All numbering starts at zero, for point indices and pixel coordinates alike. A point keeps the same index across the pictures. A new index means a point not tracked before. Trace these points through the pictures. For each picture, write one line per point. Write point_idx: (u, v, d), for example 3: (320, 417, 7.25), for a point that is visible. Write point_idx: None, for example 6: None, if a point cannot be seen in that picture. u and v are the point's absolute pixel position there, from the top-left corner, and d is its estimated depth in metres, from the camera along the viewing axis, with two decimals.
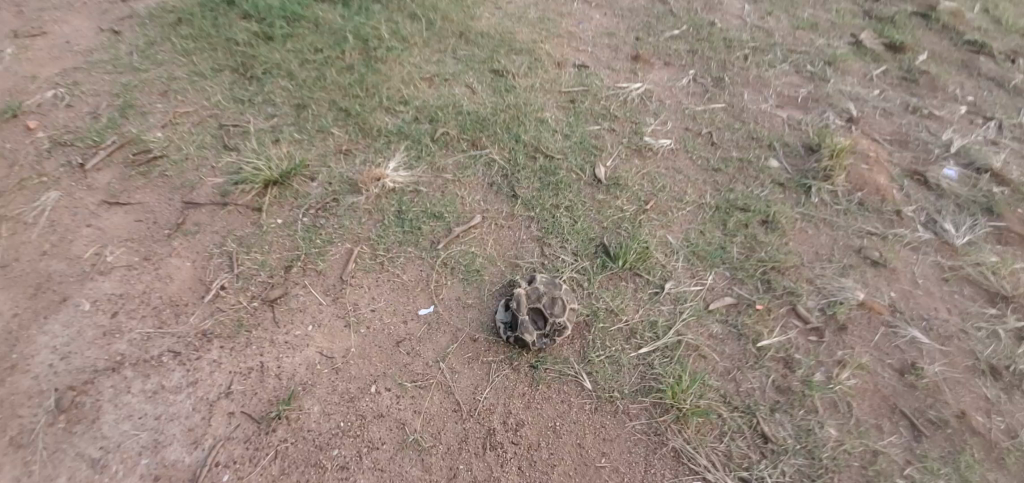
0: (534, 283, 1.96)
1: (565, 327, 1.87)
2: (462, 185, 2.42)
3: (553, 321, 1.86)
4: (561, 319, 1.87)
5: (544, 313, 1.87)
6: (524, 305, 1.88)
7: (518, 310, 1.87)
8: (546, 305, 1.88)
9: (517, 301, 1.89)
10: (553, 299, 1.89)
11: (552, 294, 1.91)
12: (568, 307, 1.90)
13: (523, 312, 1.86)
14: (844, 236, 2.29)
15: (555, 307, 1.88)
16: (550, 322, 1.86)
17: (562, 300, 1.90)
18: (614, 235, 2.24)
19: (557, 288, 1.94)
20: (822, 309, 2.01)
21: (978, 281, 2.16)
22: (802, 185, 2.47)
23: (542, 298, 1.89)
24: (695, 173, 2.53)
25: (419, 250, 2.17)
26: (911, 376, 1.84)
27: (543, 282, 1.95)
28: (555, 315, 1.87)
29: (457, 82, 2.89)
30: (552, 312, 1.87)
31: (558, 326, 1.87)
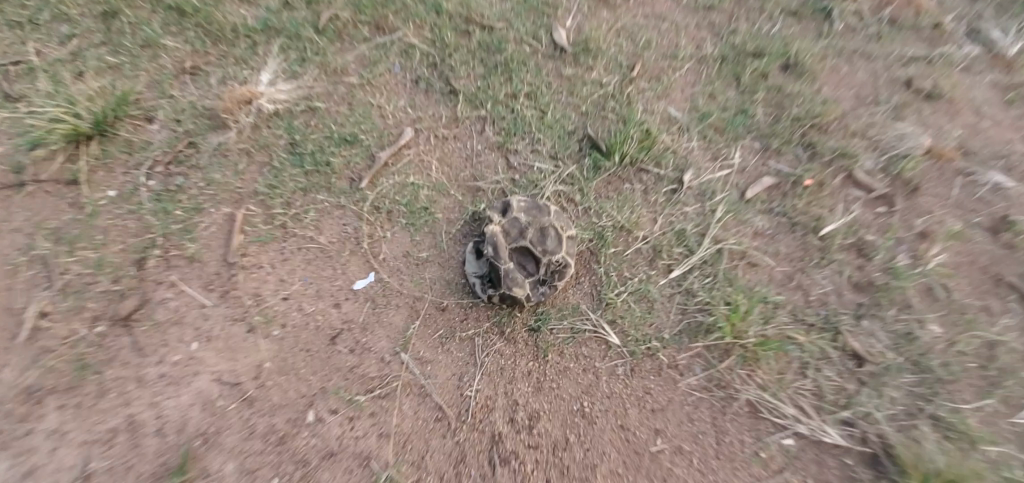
0: (509, 210, 1.36)
1: (567, 264, 1.31)
2: (376, 89, 1.69)
3: (551, 261, 1.29)
4: (560, 256, 1.30)
5: (535, 251, 1.30)
6: (504, 247, 1.29)
7: (496, 255, 1.28)
8: (536, 240, 1.31)
9: (492, 243, 1.30)
10: (544, 229, 1.32)
11: (541, 222, 1.33)
12: (565, 236, 1.33)
13: (504, 258, 1.28)
14: (886, 67, 1.75)
15: (549, 240, 1.31)
16: (545, 263, 1.29)
17: (555, 228, 1.32)
18: (600, 121, 1.63)
19: (544, 211, 1.35)
20: (884, 170, 1.53)
21: None
22: (820, 9, 1.87)
23: (527, 232, 1.31)
24: (683, 17, 1.87)
25: (334, 195, 1.49)
26: (1008, 233, 1.44)
27: (522, 208, 1.35)
28: (551, 251, 1.30)
29: None
30: (546, 248, 1.30)
31: (558, 266, 1.30)
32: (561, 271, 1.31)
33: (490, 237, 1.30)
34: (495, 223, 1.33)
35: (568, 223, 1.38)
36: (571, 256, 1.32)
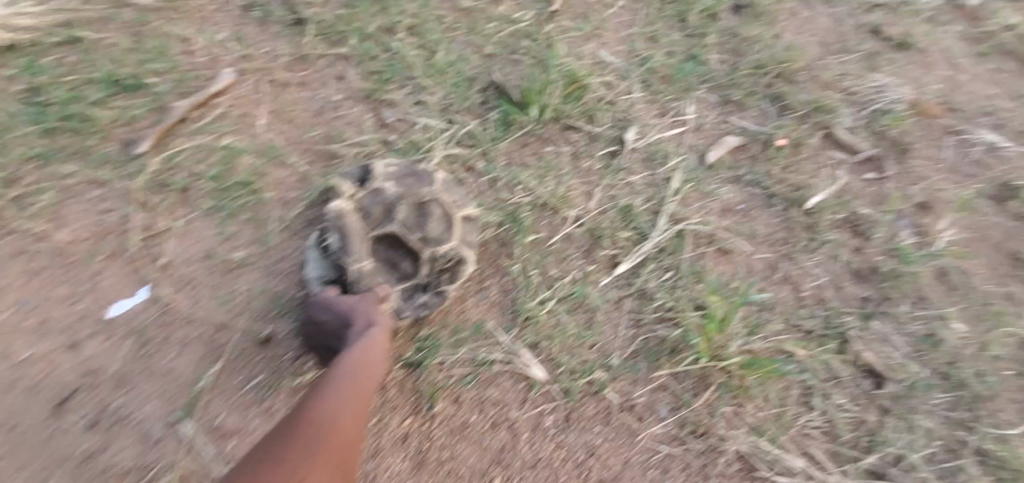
0: (372, 176, 0.88)
1: (467, 258, 0.86)
2: (181, 15, 1.14)
3: (438, 253, 0.84)
4: (453, 247, 0.85)
5: (413, 239, 0.83)
6: (360, 234, 0.82)
7: (345, 249, 0.80)
8: (415, 221, 0.85)
9: (339, 227, 0.81)
10: (429, 203, 0.86)
11: (422, 192, 0.87)
12: (462, 216, 0.88)
13: (359, 251, 0.81)
14: (849, 12, 1.45)
15: (436, 222, 0.85)
16: (427, 261, 0.84)
17: (445, 203, 0.87)
18: (510, 66, 1.19)
19: (427, 177, 0.89)
20: (867, 127, 1.22)
21: (1017, 51, 1.49)
22: None
23: (398, 213, 0.84)
24: None
25: (91, 167, 0.93)
26: (1016, 203, 1.15)
27: (392, 173, 0.88)
28: (438, 238, 0.85)
29: None
30: (431, 234, 0.85)
31: (451, 260, 0.85)
32: (456, 268, 0.86)
33: (336, 218, 0.82)
34: (347, 196, 0.85)
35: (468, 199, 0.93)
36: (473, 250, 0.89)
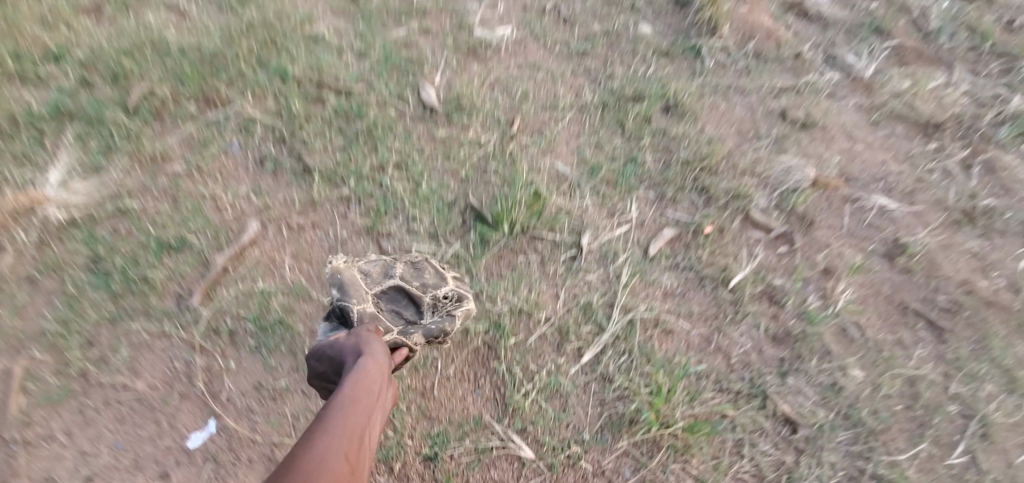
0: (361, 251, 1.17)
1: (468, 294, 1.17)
2: (209, 176, 1.39)
3: (440, 293, 1.14)
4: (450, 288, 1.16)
5: (415, 284, 1.12)
6: (360, 283, 1.04)
7: (345, 293, 1.01)
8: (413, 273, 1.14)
9: (338, 280, 1.03)
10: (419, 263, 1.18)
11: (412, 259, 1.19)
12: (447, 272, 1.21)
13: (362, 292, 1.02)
14: (760, 99, 1.74)
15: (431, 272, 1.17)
16: (425, 299, 1.10)
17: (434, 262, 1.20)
18: (482, 187, 1.45)
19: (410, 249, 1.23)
20: (778, 206, 1.49)
21: (905, 115, 1.77)
22: (689, 49, 1.85)
23: (393, 269, 1.11)
24: (558, 66, 1.77)
25: (154, 322, 1.17)
26: (903, 259, 1.42)
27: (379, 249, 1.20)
28: (434, 282, 1.15)
29: (147, 5, 1.71)
30: (427, 281, 1.13)
31: (453, 296, 1.15)
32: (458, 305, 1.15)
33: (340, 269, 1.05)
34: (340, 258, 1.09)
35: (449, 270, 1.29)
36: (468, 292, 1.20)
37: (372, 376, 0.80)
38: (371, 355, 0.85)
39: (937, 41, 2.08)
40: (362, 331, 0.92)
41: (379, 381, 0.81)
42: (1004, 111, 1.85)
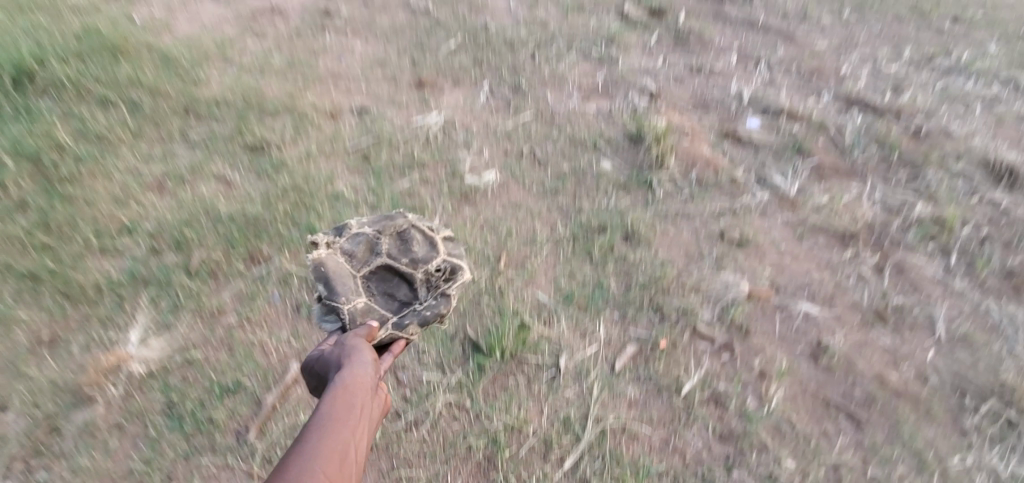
0: (352, 229, 1.59)
1: (458, 264, 1.60)
2: (256, 325, 1.73)
3: (432, 268, 1.57)
4: (436, 262, 1.58)
5: (404, 264, 1.54)
6: (348, 273, 1.49)
7: (331, 294, 1.42)
8: (401, 252, 1.56)
9: (325, 278, 1.45)
10: (404, 236, 1.59)
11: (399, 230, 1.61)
12: (430, 238, 1.63)
13: (347, 290, 1.45)
14: (703, 222, 2.11)
15: (418, 245, 1.59)
16: (413, 274, 1.54)
17: (418, 234, 1.61)
18: (477, 318, 1.78)
19: (396, 217, 1.63)
20: (720, 319, 1.81)
21: (826, 227, 2.13)
22: (642, 181, 2.24)
23: (380, 252, 1.54)
24: (536, 203, 2.15)
25: (219, 456, 1.48)
26: (824, 358, 1.74)
27: (369, 224, 1.61)
28: (420, 256, 1.57)
29: (201, 177, 2.13)
30: (412, 258, 1.56)
31: (444, 269, 1.58)
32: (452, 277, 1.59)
33: (327, 266, 1.47)
34: (325, 251, 1.51)
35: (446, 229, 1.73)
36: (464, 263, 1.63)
37: (352, 388, 1.10)
38: (351, 372, 1.14)
39: (852, 155, 2.43)
40: (349, 347, 1.22)
41: (357, 391, 1.10)
42: (909, 218, 2.18)
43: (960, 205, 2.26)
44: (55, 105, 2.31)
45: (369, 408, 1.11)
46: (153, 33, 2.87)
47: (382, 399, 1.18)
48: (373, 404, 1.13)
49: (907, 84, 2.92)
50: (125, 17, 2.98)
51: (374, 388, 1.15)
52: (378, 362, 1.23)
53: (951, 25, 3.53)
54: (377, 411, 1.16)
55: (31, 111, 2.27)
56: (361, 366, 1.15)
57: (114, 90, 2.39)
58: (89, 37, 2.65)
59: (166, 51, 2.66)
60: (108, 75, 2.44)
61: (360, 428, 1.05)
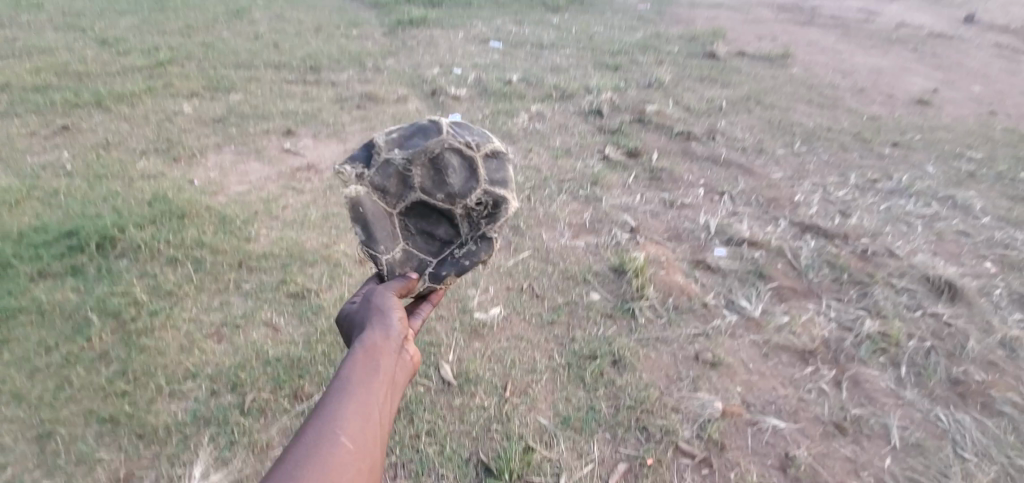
0: (383, 157, 1.80)
1: (498, 196, 1.85)
2: None
3: (471, 202, 1.84)
4: (473, 195, 1.84)
5: (441, 200, 1.83)
6: (386, 213, 1.82)
7: (372, 245, 1.77)
8: (436, 188, 1.82)
9: (365, 225, 1.77)
10: (437, 166, 1.81)
11: (432, 158, 1.81)
12: (464, 163, 1.83)
13: (386, 236, 1.80)
14: (680, 346, 2.45)
15: (453, 174, 1.82)
16: (450, 212, 1.85)
17: (451, 161, 1.81)
18: (488, 443, 2.07)
19: (429, 141, 1.81)
20: (699, 435, 2.10)
21: (789, 345, 2.45)
22: (626, 310, 2.60)
23: (416, 189, 1.82)
24: (536, 334, 2.51)
25: None
26: (792, 469, 2.00)
27: (403, 151, 1.81)
28: (455, 190, 1.83)
29: (253, 323, 2.54)
30: (447, 194, 1.83)
31: (484, 201, 1.85)
32: (492, 209, 1.86)
33: (366, 209, 1.77)
34: (361, 191, 1.77)
35: (487, 137, 1.90)
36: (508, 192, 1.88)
37: (374, 345, 1.46)
38: (372, 334, 1.49)
39: (807, 276, 2.79)
40: (374, 312, 1.58)
41: (379, 347, 1.47)
42: (861, 332, 2.48)
43: (905, 320, 2.55)
44: (133, 266, 2.80)
45: (390, 363, 1.46)
46: (210, 194, 3.43)
47: (406, 348, 1.55)
48: (395, 360, 1.48)
49: (853, 207, 3.29)
50: (186, 181, 3.57)
51: (395, 344, 1.51)
52: (399, 321, 1.58)
53: (892, 149, 3.86)
54: (401, 362, 1.51)
55: (114, 272, 2.76)
56: (383, 329, 1.52)
57: (182, 250, 2.88)
58: (160, 203, 3.20)
59: (222, 212, 3.19)
60: (176, 236, 2.94)
61: (382, 373, 1.42)
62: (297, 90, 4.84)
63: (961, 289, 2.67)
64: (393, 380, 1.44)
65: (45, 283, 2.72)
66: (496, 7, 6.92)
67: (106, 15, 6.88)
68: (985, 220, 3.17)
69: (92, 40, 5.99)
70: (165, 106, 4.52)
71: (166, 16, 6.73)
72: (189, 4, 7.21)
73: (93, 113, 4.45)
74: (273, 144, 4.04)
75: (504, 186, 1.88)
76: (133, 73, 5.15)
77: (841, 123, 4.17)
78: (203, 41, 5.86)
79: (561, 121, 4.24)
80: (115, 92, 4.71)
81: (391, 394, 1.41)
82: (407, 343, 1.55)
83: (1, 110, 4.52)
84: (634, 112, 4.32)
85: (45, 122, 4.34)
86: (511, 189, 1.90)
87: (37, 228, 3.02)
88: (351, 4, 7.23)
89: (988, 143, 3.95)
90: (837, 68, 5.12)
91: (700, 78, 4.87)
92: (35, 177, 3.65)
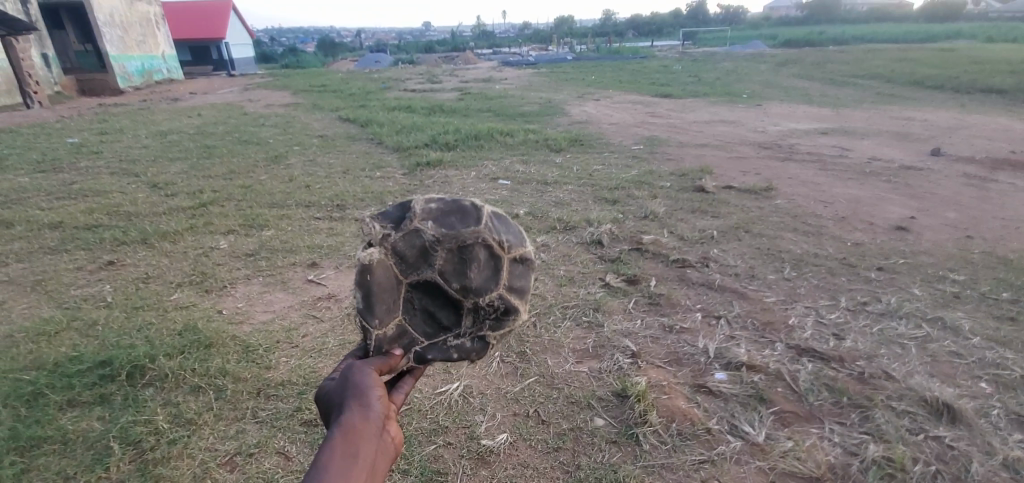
0: (415, 226, 1.75)
1: (511, 305, 1.86)
2: None
3: (484, 301, 1.83)
4: (488, 296, 1.83)
5: (455, 290, 1.79)
6: (388, 287, 1.70)
7: (368, 317, 1.63)
8: (456, 277, 1.78)
9: (365, 294, 1.64)
10: (465, 256, 1.78)
11: (461, 246, 1.78)
12: (490, 261, 1.84)
13: (384, 310, 1.66)
14: (685, 473, 2.46)
15: (476, 269, 1.81)
16: (462, 303, 1.81)
17: (479, 256, 1.80)
18: None
19: (465, 227, 1.79)
20: None
21: (796, 472, 2.45)
22: (630, 435, 2.65)
23: (437, 269, 1.76)
24: (541, 461, 2.54)
25: None
26: None
27: (437, 228, 1.76)
28: (473, 285, 1.81)
29: (266, 451, 2.62)
30: (464, 286, 1.80)
31: (497, 305, 1.85)
32: (500, 315, 1.86)
33: (376, 276, 1.67)
34: (375, 257, 1.66)
35: (518, 239, 1.94)
36: (520, 303, 1.91)
37: (350, 433, 1.32)
38: (348, 420, 1.34)
39: (808, 399, 2.85)
40: (352, 389, 1.42)
41: (356, 435, 1.33)
42: (866, 458, 2.48)
43: (909, 444, 2.56)
44: (157, 393, 2.95)
45: (369, 454, 1.32)
46: (237, 324, 3.67)
47: (390, 427, 1.40)
48: (375, 448, 1.34)
49: (847, 329, 3.42)
50: (215, 311, 3.84)
51: (373, 428, 1.36)
52: (380, 399, 1.41)
53: (878, 273, 4.07)
54: (384, 445, 1.37)
55: (138, 399, 2.90)
56: (360, 410, 1.37)
57: (206, 378, 3.05)
58: (189, 332, 3.43)
59: (246, 341, 3.40)
60: (201, 365, 3.12)
61: (358, 465, 1.29)
62: (323, 226, 5.31)
63: (961, 410, 2.70)
64: (372, 472, 1.30)
65: (72, 412, 2.85)
66: (505, 149, 7.72)
67: (159, 161, 7.76)
68: (975, 340, 3.26)
69: (144, 184, 6.71)
70: (203, 242, 4.97)
71: (212, 163, 7.56)
72: (234, 152, 8.13)
73: (137, 249, 4.89)
74: (297, 276, 4.37)
75: (518, 297, 1.90)
76: (177, 212, 5.71)
77: (827, 249, 4.45)
78: (243, 183, 6.55)
79: (565, 250, 4.57)
80: (159, 230, 5.20)
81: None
82: (390, 423, 1.40)
83: (54, 247, 4.98)
84: (632, 241, 4.67)
85: (93, 257, 4.77)
86: (523, 300, 1.92)
87: (72, 357, 3.22)
88: (376, 148, 8.11)
89: (969, 265, 4.16)
90: (819, 198, 5.54)
91: (691, 210, 5.29)
92: (76, 308, 3.94)
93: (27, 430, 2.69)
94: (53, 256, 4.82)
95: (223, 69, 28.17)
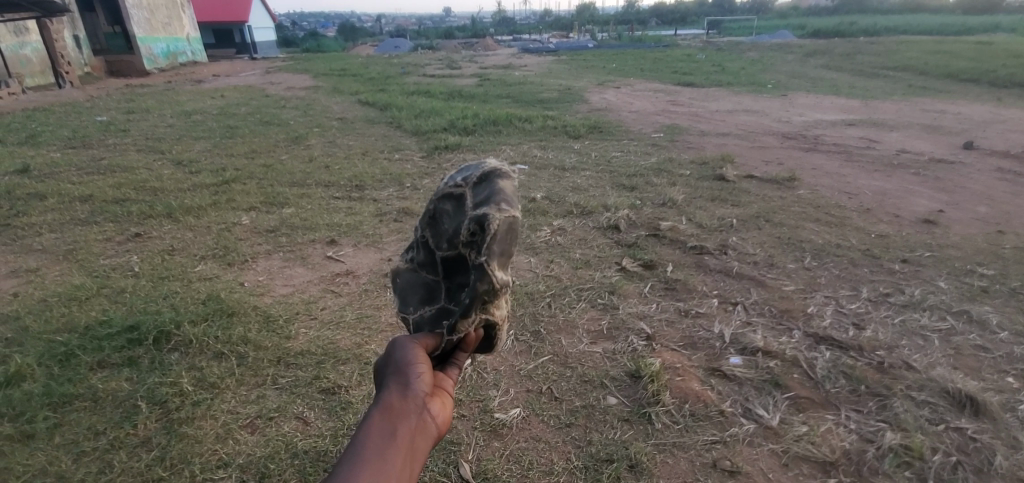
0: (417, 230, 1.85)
1: (477, 218, 1.56)
2: None
3: (462, 235, 1.61)
4: (462, 227, 1.61)
5: (444, 249, 1.67)
6: (414, 281, 1.77)
7: (405, 311, 1.73)
8: (441, 238, 1.70)
9: (398, 296, 1.78)
10: (438, 218, 1.71)
11: (432, 214, 1.74)
12: (454, 201, 1.68)
13: (415, 301, 1.73)
14: (697, 453, 2.46)
15: (448, 219, 1.68)
16: (455, 256, 1.66)
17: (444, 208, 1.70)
18: None
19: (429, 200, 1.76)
20: None
21: (809, 455, 2.44)
22: (643, 414, 2.66)
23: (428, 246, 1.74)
24: (554, 436, 2.57)
25: None
26: None
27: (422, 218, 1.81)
28: (451, 233, 1.65)
29: (285, 416, 2.69)
30: (448, 240, 1.67)
31: (469, 229, 1.59)
32: (479, 233, 1.56)
33: (401, 280, 1.79)
34: (395, 269, 1.83)
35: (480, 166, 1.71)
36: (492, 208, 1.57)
37: (388, 408, 1.23)
38: (386, 397, 1.25)
39: (824, 386, 2.83)
40: (391, 368, 1.34)
41: (393, 413, 1.23)
42: (882, 445, 2.47)
43: (928, 433, 2.53)
44: (183, 358, 3.04)
45: (409, 430, 1.21)
46: (258, 296, 3.75)
47: (432, 406, 1.29)
48: (414, 425, 1.23)
49: (868, 319, 3.37)
50: (238, 283, 3.93)
51: (412, 406, 1.26)
52: (421, 377, 1.32)
53: (902, 265, 4.00)
54: (425, 426, 1.25)
55: (164, 363, 2.99)
56: (399, 388, 1.28)
57: (228, 346, 3.12)
58: (213, 302, 3.52)
59: (267, 312, 3.48)
60: (224, 334, 3.20)
61: (394, 441, 1.17)
62: (343, 205, 5.37)
63: (984, 403, 2.65)
64: (411, 452, 1.18)
65: (102, 372, 2.94)
66: (524, 135, 7.70)
67: (184, 140, 7.90)
68: (1002, 335, 3.19)
69: (170, 161, 6.84)
70: (226, 217, 5.06)
71: (235, 142, 7.68)
72: (256, 132, 8.24)
73: (163, 222, 5.01)
74: (316, 252, 4.43)
75: (489, 206, 1.58)
76: (201, 189, 5.82)
77: (849, 240, 4.38)
78: (265, 163, 6.64)
79: (581, 234, 4.56)
80: (184, 205, 5.31)
81: (411, 473, 1.15)
82: (431, 402, 1.29)
83: (83, 218, 5.12)
84: (649, 228, 4.64)
85: (120, 229, 4.88)
86: (496, 205, 1.58)
87: (102, 322, 3.32)
88: (395, 132, 8.15)
89: (999, 260, 4.06)
90: (843, 189, 5.44)
91: (711, 198, 5.23)
92: (106, 276, 4.06)
93: (60, 388, 2.80)
94: (83, 227, 4.96)
95: (247, 53, 28.44)
